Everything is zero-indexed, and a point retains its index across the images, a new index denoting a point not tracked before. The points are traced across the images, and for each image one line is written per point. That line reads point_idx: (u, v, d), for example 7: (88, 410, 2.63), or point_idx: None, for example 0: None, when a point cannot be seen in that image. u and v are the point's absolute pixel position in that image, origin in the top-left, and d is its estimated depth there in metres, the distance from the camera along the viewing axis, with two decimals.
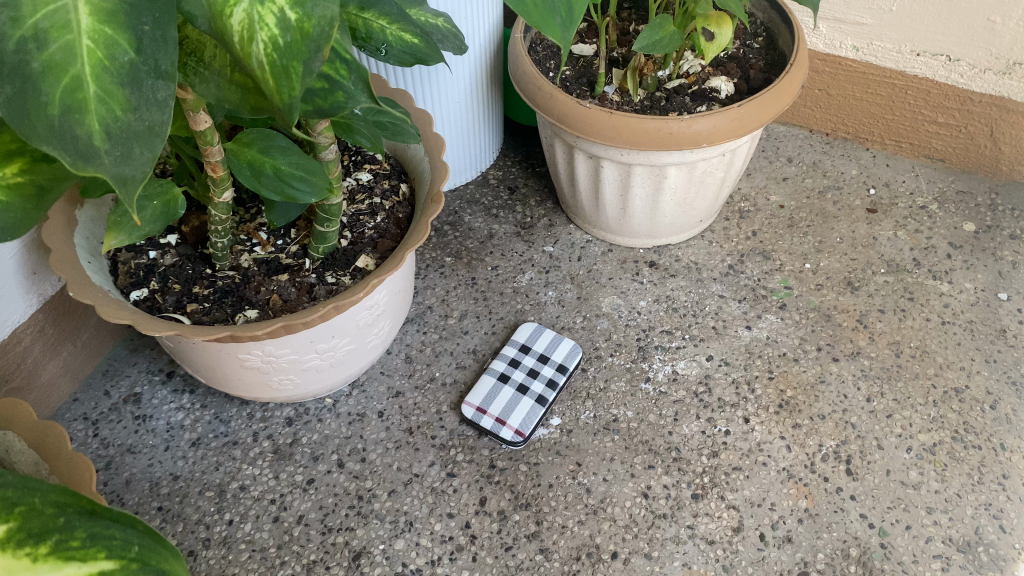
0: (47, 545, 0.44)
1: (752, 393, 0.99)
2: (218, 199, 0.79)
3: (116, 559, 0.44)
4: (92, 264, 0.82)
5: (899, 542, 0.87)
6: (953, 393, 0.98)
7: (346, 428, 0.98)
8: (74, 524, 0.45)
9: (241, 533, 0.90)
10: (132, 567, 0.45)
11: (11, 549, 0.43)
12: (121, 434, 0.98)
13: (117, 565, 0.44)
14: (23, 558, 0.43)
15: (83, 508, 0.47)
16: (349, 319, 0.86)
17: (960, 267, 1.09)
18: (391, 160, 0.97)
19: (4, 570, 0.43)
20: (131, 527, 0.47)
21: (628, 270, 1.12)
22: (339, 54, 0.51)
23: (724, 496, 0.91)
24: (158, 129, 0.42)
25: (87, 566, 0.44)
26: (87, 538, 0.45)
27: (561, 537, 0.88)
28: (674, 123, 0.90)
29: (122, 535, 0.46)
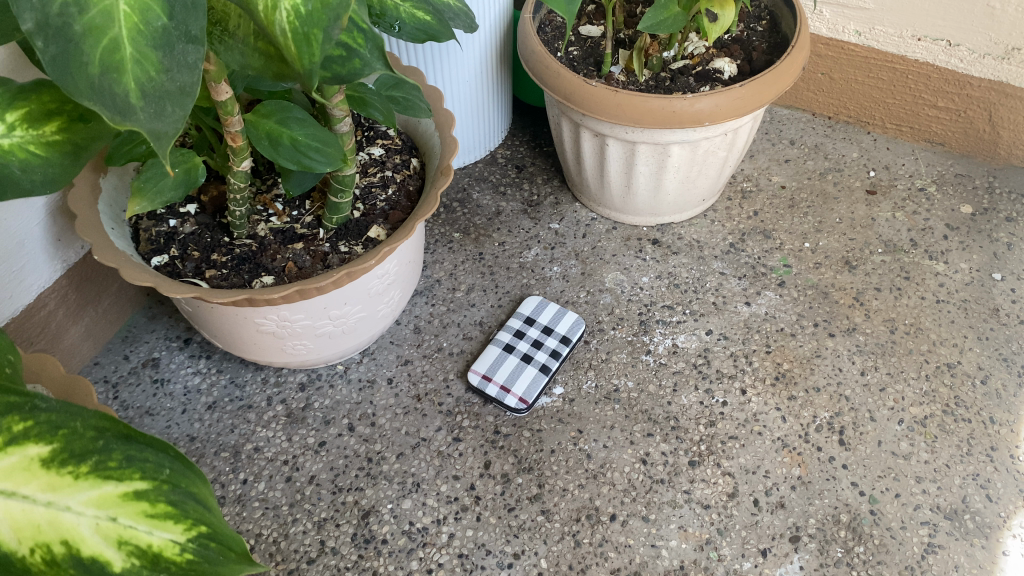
0: (87, 465, 0.46)
1: (749, 366, 1.02)
2: (237, 168, 0.83)
3: (149, 481, 0.47)
4: (115, 230, 0.86)
5: (888, 508, 0.90)
6: (945, 368, 1.01)
7: (356, 394, 1.02)
8: (112, 447, 0.48)
9: (255, 492, 0.94)
10: (164, 488, 0.47)
11: (54, 467, 0.46)
12: (140, 397, 1.02)
13: (150, 486, 0.47)
14: (65, 475, 0.46)
15: (120, 433, 0.49)
16: (361, 287, 0.89)
17: (956, 248, 1.12)
18: (402, 136, 1.00)
19: (48, 486, 0.45)
20: (163, 452, 0.49)
21: (632, 247, 1.15)
22: (355, 23, 0.53)
23: (720, 463, 0.94)
24: (187, 90, 0.46)
25: (123, 486, 0.46)
26: (124, 460, 0.47)
27: (562, 499, 0.92)
28: (678, 101, 0.93)
29: (155, 459, 0.48)
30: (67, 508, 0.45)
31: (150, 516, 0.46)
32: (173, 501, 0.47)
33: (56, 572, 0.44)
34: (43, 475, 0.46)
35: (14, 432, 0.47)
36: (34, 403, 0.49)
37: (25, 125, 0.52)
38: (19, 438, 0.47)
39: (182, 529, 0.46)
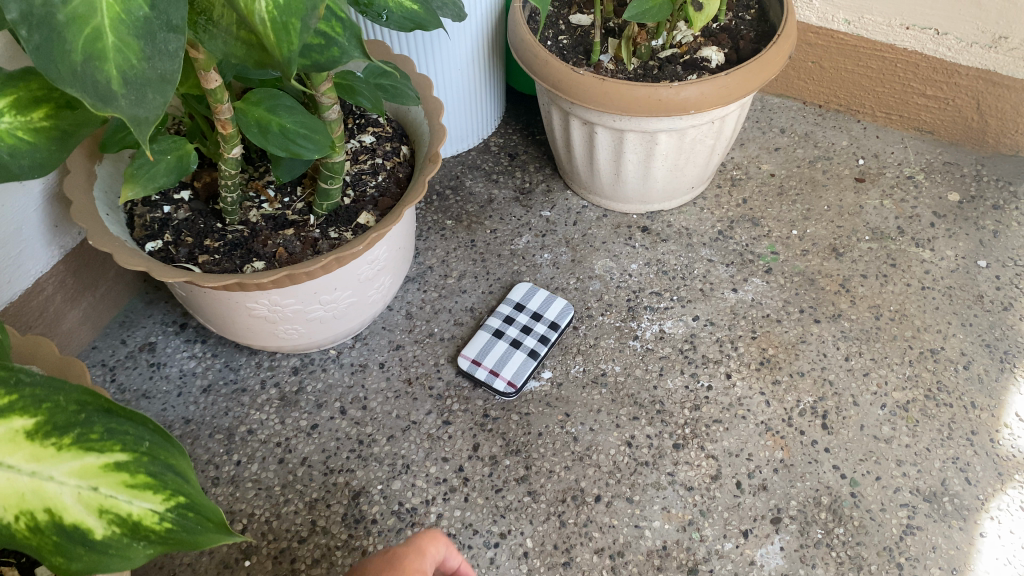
0: (70, 437, 0.49)
1: (735, 351, 1.04)
2: (228, 155, 0.84)
3: (129, 452, 0.49)
4: (110, 216, 0.88)
5: (868, 491, 0.92)
6: (929, 353, 1.02)
7: (348, 377, 1.04)
8: (94, 419, 0.50)
9: (248, 473, 0.96)
10: (143, 460, 0.49)
11: (38, 439, 0.48)
12: (137, 380, 1.04)
13: (130, 458, 0.49)
14: (49, 447, 0.48)
15: (103, 406, 0.51)
16: (350, 272, 0.91)
17: (943, 235, 1.13)
18: (393, 123, 1.01)
19: (33, 457, 0.48)
20: (145, 424, 0.50)
21: (622, 234, 1.16)
22: (333, 12, 0.54)
23: (704, 446, 0.96)
24: (168, 78, 0.47)
25: (104, 457, 0.48)
26: (105, 432, 0.49)
27: (548, 481, 0.94)
28: (664, 89, 0.94)
29: (135, 431, 0.50)
30: (50, 477, 0.48)
31: (129, 486, 0.48)
32: (152, 472, 0.48)
33: (41, 537, 0.47)
34: (27, 447, 0.48)
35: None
36: (20, 376, 0.51)
37: (13, 111, 0.53)
38: (5, 411, 0.49)
39: (161, 499, 0.48)
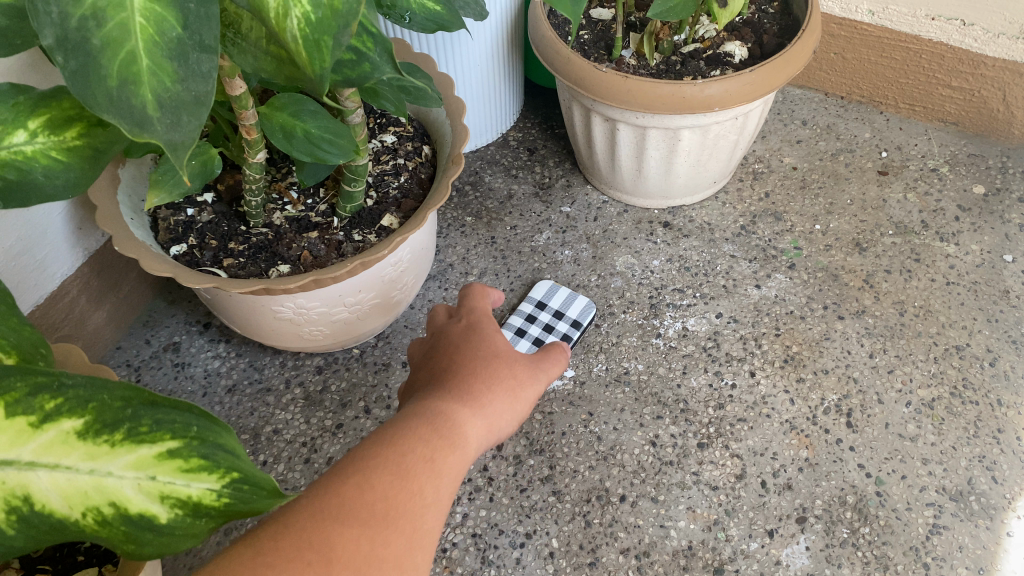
0: (120, 433, 0.49)
1: (758, 348, 1.03)
2: (252, 159, 0.84)
3: (180, 439, 0.49)
4: (135, 220, 0.88)
5: (894, 490, 0.92)
6: (954, 350, 1.02)
7: (372, 377, 1.04)
8: (141, 413, 0.50)
9: (274, 473, 0.97)
10: (194, 444, 0.49)
11: (89, 438, 0.48)
12: (162, 380, 1.05)
13: (182, 444, 0.49)
14: (102, 445, 0.48)
15: (147, 399, 0.51)
16: (374, 275, 0.91)
17: (968, 229, 1.12)
18: (414, 123, 1.01)
19: (88, 456, 0.48)
20: (189, 410, 0.51)
21: (643, 230, 1.16)
22: (365, 28, 0.54)
23: (728, 445, 0.96)
24: (202, 100, 0.47)
25: (157, 447, 0.49)
26: (153, 424, 0.49)
27: (573, 480, 0.94)
28: (688, 87, 0.93)
29: (183, 418, 0.50)
30: (108, 473, 0.48)
31: (185, 471, 0.48)
32: (204, 454, 0.49)
33: (111, 528, 0.48)
34: (82, 446, 0.48)
35: (48, 410, 0.49)
36: (62, 379, 0.50)
37: (46, 132, 0.53)
38: (53, 414, 0.49)
39: (217, 477, 0.49)
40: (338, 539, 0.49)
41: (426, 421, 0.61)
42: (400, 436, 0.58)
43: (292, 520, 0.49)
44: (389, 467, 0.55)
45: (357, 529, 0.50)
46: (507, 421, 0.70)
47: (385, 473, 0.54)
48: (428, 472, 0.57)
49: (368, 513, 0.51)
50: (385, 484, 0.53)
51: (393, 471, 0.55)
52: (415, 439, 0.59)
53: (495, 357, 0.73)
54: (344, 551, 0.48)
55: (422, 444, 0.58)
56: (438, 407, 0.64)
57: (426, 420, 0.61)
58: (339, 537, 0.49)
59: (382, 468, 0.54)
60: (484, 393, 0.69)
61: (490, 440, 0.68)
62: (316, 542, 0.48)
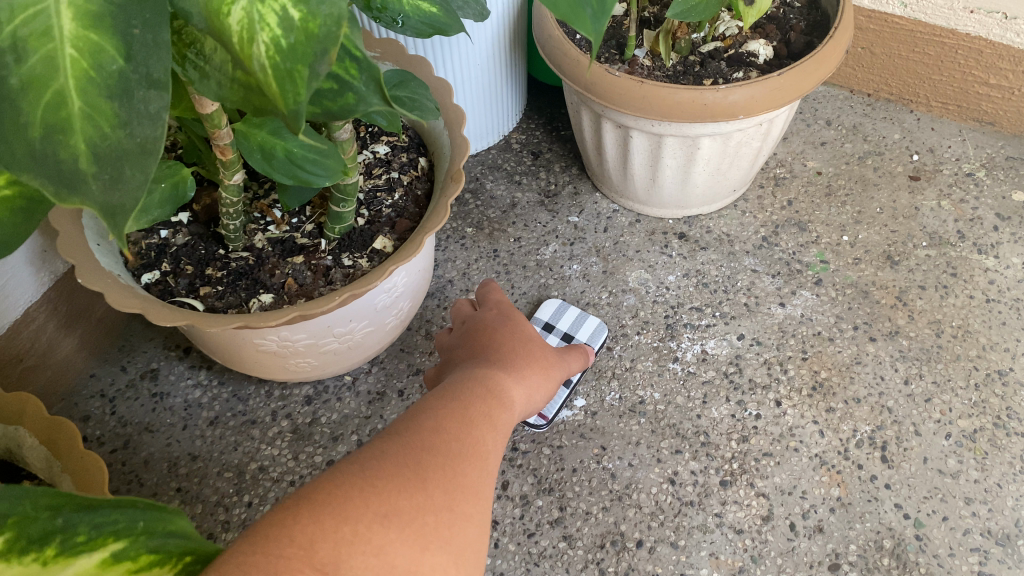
0: (53, 547, 0.42)
1: (784, 374, 0.95)
2: (228, 182, 0.76)
3: (124, 540, 0.43)
4: (102, 247, 0.79)
5: (934, 534, 0.84)
6: (996, 376, 0.94)
7: (365, 408, 0.96)
8: (75, 520, 0.42)
9: (260, 516, 0.89)
10: (142, 539, 0.43)
11: (15, 558, 0.41)
12: (139, 412, 0.97)
13: (128, 543, 0.43)
14: (31, 565, 0.41)
15: (76, 501, 0.43)
16: (367, 303, 0.83)
17: (1008, 240, 1.04)
18: (410, 131, 0.92)
19: None
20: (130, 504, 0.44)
21: (657, 242, 1.08)
22: (348, 50, 0.45)
23: (753, 483, 0.88)
24: (149, 147, 0.39)
25: (98, 554, 0.42)
26: (92, 531, 0.42)
27: (585, 524, 0.87)
28: (709, 94, 0.84)
29: (125, 515, 0.43)
30: None
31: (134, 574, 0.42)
32: (154, 548, 0.43)
33: None
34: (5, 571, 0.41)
35: None
36: None
37: None
38: None
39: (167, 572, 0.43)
40: (428, 463, 0.55)
41: (479, 379, 0.71)
42: (458, 393, 0.67)
43: (384, 448, 0.55)
44: (454, 417, 0.62)
45: (440, 459, 0.56)
46: (541, 394, 0.79)
47: (451, 421, 0.62)
48: (484, 424, 0.64)
49: (445, 447, 0.58)
50: (454, 428, 0.61)
51: (458, 422, 0.62)
52: (471, 395, 0.67)
53: (530, 338, 0.83)
54: (434, 470, 0.55)
55: (481, 396, 0.68)
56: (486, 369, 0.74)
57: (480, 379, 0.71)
58: (429, 460, 0.55)
59: (448, 417, 0.62)
60: (524, 363, 0.78)
61: (529, 410, 0.77)
62: (412, 462, 0.54)
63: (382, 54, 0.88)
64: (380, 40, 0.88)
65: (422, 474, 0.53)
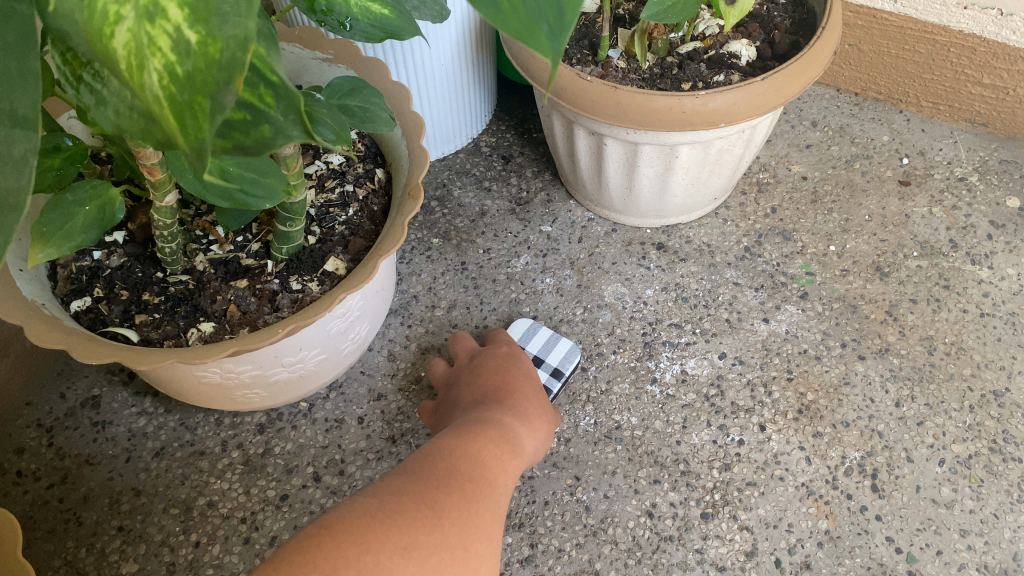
0: None
1: (769, 397, 0.90)
2: (160, 203, 0.69)
3: None
4: (24, 273, 0.71)
5: (928, 569, 0.79)
6: (992, 397, 0.89)
7: (322, 437, 0.90)
8: None
9: (208, 557, 0.83)
10: None
11: None
12: (79, 443, 0.90)
13: None
14: None
15: None
16: (319, 330, 0.76)
17: (1002, 250, 0.99)
18: (366, 140, 0.86)
19: None
20: None
21: (634, 253, 1.02)
22: (261, 74, 0.39)
23: (736, 516, 0.83)
24: (10, 201, 0.33)
25: None
26: None
27: (557, 562, 0.81)
28: (688, 100, 0.78)
29: None
30: None
31: None
32: None
33: None
34: None
35: None
36: None
37: None
38: None
39: None
40: (439, 514, 0.60)
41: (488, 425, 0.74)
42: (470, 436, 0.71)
43: (404, 489, 0.61)
44: (468, 464, 0.67)
45: (454, 507, 0.61)
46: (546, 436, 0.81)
47: (464, 469, 0.66)
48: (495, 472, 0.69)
49: (456, 495, 0.62)
50: (467, 477, 0.65)
51: (471, 470, 0.67)
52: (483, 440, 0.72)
53: (535, 382, 0.86)
54: (447, 516, 0.60)
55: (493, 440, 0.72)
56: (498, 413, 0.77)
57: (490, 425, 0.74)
58: (442, 507, 0.60)
59: (463, 465, 0.67)
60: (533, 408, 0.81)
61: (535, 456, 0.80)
62: (428, 510, 0.59)
63: (335, 56, 0.81)
64: (332, 42, 0.81)
65: (435, 517, 0.59)
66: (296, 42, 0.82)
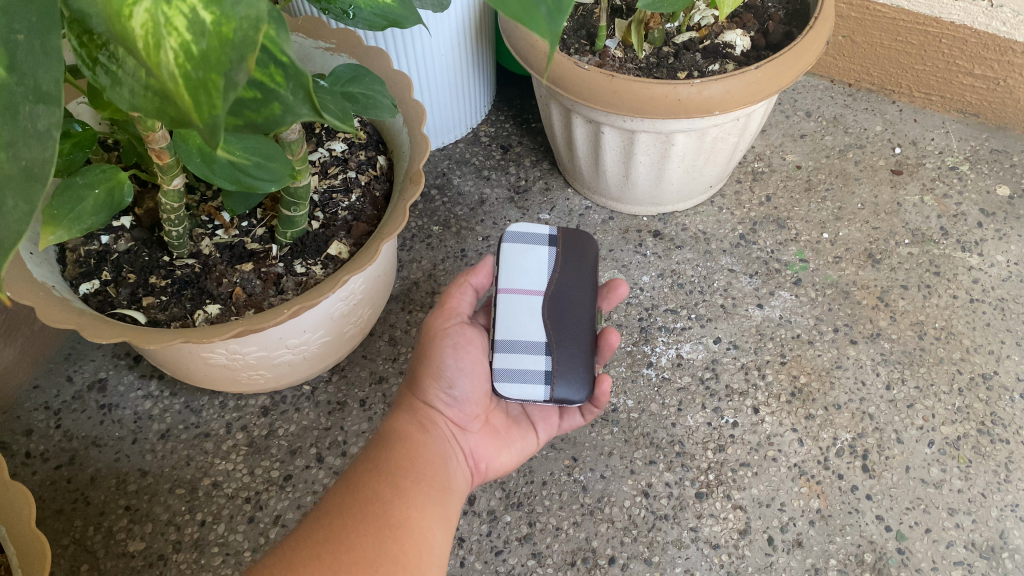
0: None
1: (763, 380, 0.92)
2: (167, 186, 0.70)
3: None
4: (35, 256, 0.73)
5: (917, 547, 0.81)
6: (980, 380, 0.91)
7: (325, 419, 0.92)
8: None
9: (214, 535, 0.85)
10: None
11: None
12: (86, 425, 0.92)
13: None
14: None
15: None
16: (321, 313, 0.78)
17: (992, 237, 1.01)
18: (367, 128, 0.87)
19: None
20: None
21: (630, 241, 1.03)
22: (271, 54, 0.40)
23: (730, 495, 0.85)
24: (34, 173, 0.34)
25: None
26: None
27: (555, 540, 0.83)
28: (684, 88, 0.79)
29: None
30: None
31: None
32: None
33: None
34: None
35: None
36: None
37: None
38: None
39: None
40: (343, 550, 0.59)
41: (400, 419, 0.72)
42: (380, 443, 0.69)
43: (304, 533, 0.61)
44: (374, 477, 0.65)
45: (355, 542, 0.60)
46: (464, 378, 0.73)
47: (370, 484, 0.64)
48: (410, 467, 0.67)
49: (363, 521, 0.61)
50: (369, 496, 0.63)
51: (378, 480, 0.65)
52: (391, 441, 0.70)
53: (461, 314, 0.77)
54: (351, 552, 0.59)
55: (401, 440, 0.70)
56: (409, 399, 0.74)
57: (402, 418, 0.72)
58: (345, 544, 0.59)
59: (363, 485, 0.64)
60: (431, 362, 0.72)
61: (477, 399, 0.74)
62: (339, 546, 0.59)
63: (337, 45, 0.83)
64: (335, 31, 0.82)
65: (339, 557, 0.58)
66: (299, 32, 0.84)
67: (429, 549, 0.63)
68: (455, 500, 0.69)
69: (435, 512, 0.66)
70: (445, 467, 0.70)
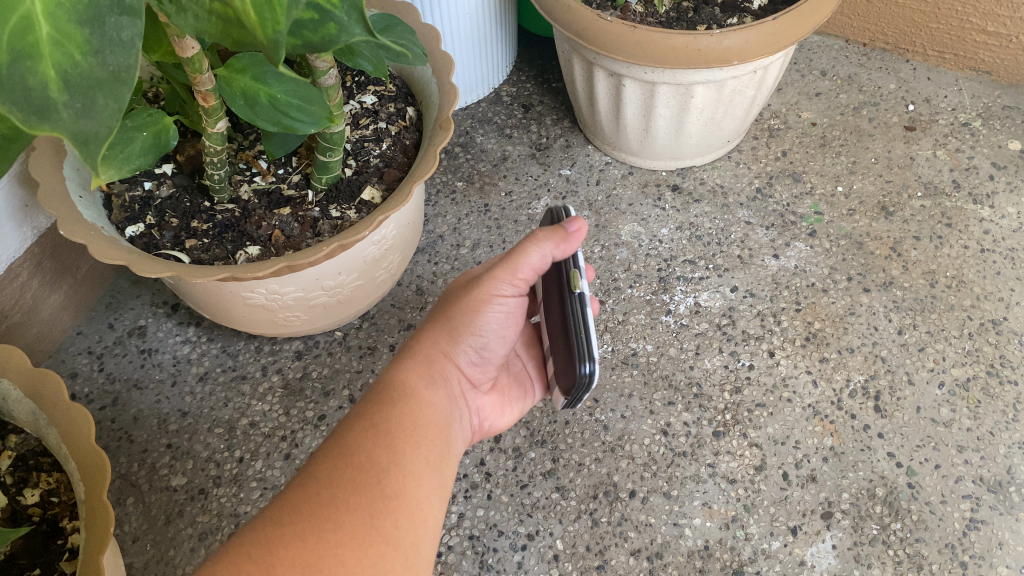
0: None
1: (778, 326, 0.95)
2: (211, 130, 0.74)
3: None
4: (83, 199, 0.76)
5: (927, 482, 0.84)
6: (990, 325, 0.94)
7: (357, 362, 0.96)
8: None
9: (252, 471, 0.89)
10: None
11: None
12: (128, 369, 0.96)
13: None
14: None
15: None
16: (355, 255, 0.81)
17: (1003, 190, 1.04)
18: (396, 81, 0.91)
19: None
20: None
21: (649, 195, 1.06)
22: None
23: (746, 434, 0.88)
24: (121, 76, 0.37)
25: None
26: None
27: (578, 475, 0.86)
28: (704, 38, 0.82)
29: None
30: None
31: None
32: None
33: None
34: None
35: None
36: None
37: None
38: None
39: None
40: (331, 530, 0.54)
41: (414, 370, 0.68)
42: (386, 398, 0.64)
43: (289, 506, 0.55)
44: (370, 442, 0.60)
45: (350, 514, 0.56)
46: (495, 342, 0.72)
47: (365, 451, 0.59)
48: (410, 433, 0.62)
49: (356, 495, 0.57)
50: (368, 461, 0.59)
51: (375, 447, 0.60)
52: (397, 397, 0.65)
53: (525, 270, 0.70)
54: (340, 530, 0.55)
55: (408, 397, 0.65)
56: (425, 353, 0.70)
57: (412, 372, 0.68)
58: (335, 523, 0.55)
59: (364, 443, 0.60)
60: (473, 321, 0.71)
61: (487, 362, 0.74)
62: (332, 516, 0.55)
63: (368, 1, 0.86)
64: None
65: (326, 536, 0.54)
66: None
67: (424, 521, 0.59)
68: (451, 466, 0.65)
69: (432, 483, 0.61)
70: (447, 431, 0.66)
